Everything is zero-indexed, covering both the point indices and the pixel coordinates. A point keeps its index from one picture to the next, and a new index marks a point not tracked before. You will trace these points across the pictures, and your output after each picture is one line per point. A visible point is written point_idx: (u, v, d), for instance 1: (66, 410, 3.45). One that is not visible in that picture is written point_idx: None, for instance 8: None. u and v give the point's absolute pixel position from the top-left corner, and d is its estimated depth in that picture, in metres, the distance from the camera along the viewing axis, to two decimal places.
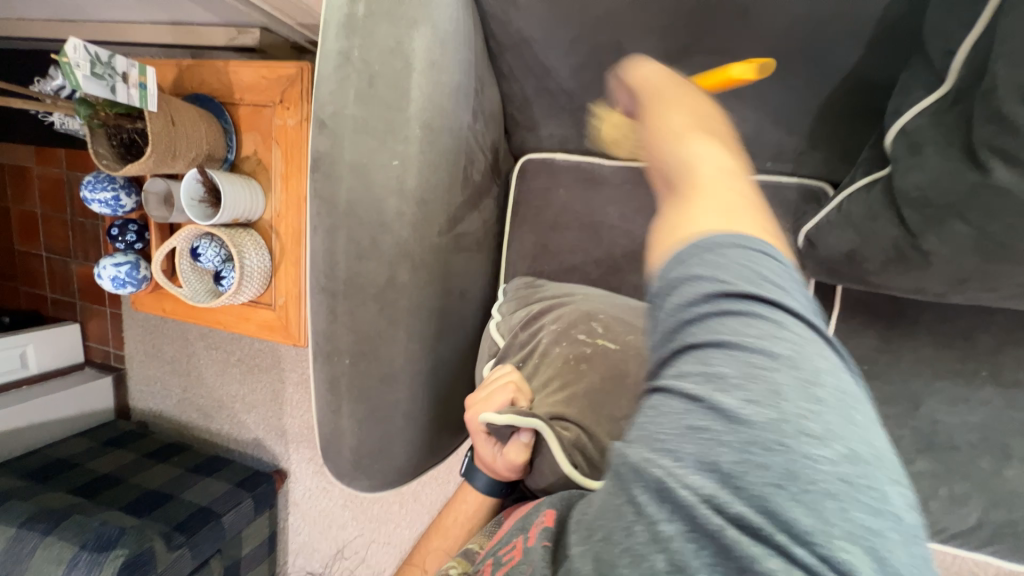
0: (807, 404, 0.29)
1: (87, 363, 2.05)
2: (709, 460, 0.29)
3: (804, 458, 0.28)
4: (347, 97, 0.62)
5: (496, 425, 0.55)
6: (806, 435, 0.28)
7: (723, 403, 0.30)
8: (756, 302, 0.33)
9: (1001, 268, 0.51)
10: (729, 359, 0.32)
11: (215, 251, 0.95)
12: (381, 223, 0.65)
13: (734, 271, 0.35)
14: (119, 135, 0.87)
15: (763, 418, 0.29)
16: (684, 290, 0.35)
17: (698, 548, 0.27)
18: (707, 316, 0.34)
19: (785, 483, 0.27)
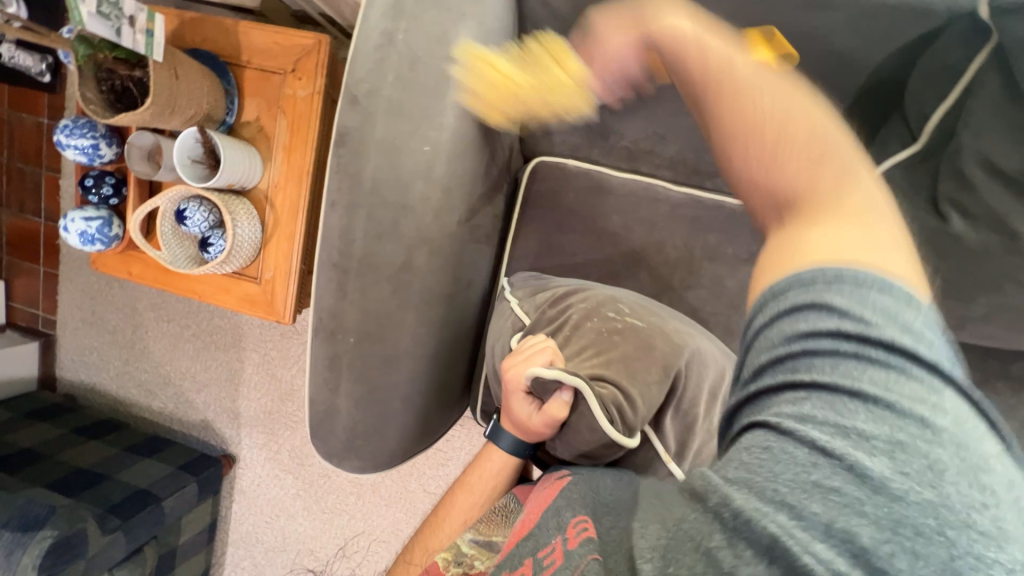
0: (944, 473, 0.30)
1: (9, 326, 1.84)
2: (811, 497, 0.31)
3: (928, 521, 0.29)
4: (385, 78, 0.63)
5: (540, 381, 0.63)
6: (934, 500, 0.30)
7: (842, 453, 0.32)
8: (890, 357, 0.34)
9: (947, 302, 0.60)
10: (858, 413, 0.33)
11: (203, 216, 0.91)
12: (404, 205, 0.66)
13: (865, 310, 0.35)
14: (110, 81, 0.80)
15: (885, 476, 0.31)
16: (800, 327, 0.36)
17: (772, 566, 0.30)
18: (830, 361, 0.35)
19: (895, 527, 0.29)
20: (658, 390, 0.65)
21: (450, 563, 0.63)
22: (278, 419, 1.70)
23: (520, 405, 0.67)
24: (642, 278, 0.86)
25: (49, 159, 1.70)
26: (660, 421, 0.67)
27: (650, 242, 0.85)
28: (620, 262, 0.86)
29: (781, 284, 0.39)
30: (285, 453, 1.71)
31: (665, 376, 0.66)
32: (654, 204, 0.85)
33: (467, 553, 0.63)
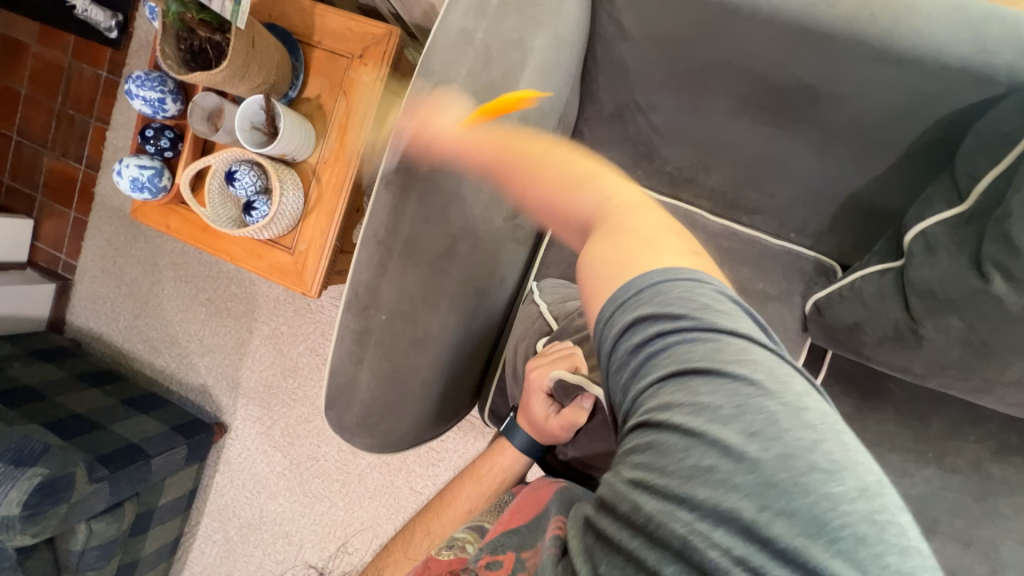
0: (781, 426, 0.35)
1: (29, 265, 1.86)
2: (696, 482, 0.35)
3: (784, 477, 0.33)
4: (458, 72, 0.66)
5: (563, 384, 0.65)
6: (784, 457, 0.33)
7: (700, 430, 0.35)
8: (711, 333, 0.39)
9: (977, 362, 0.61)
10: (702, 388, 0.37)
11: (252, 181, 0.94)
12: (457, 194, 0.68)
13: (683, 303, 0.41)
14: (189, 41, 0.85)
15: (740, 444, 0.34)
16: (640, 336, 0.41)
17: (688, 564, 0.33)
18: (670, 351, 0.39)
19: (765, 491, 0.33)
20: None
21: (444, 552, 0.61)
22: (276, 395, 1.69)
23: (537, 407, 0.69)
24: None
25: (100, 110, 1.75)
26: None
27: None
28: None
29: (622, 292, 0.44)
30: (277, 430, 1.70)
31: None
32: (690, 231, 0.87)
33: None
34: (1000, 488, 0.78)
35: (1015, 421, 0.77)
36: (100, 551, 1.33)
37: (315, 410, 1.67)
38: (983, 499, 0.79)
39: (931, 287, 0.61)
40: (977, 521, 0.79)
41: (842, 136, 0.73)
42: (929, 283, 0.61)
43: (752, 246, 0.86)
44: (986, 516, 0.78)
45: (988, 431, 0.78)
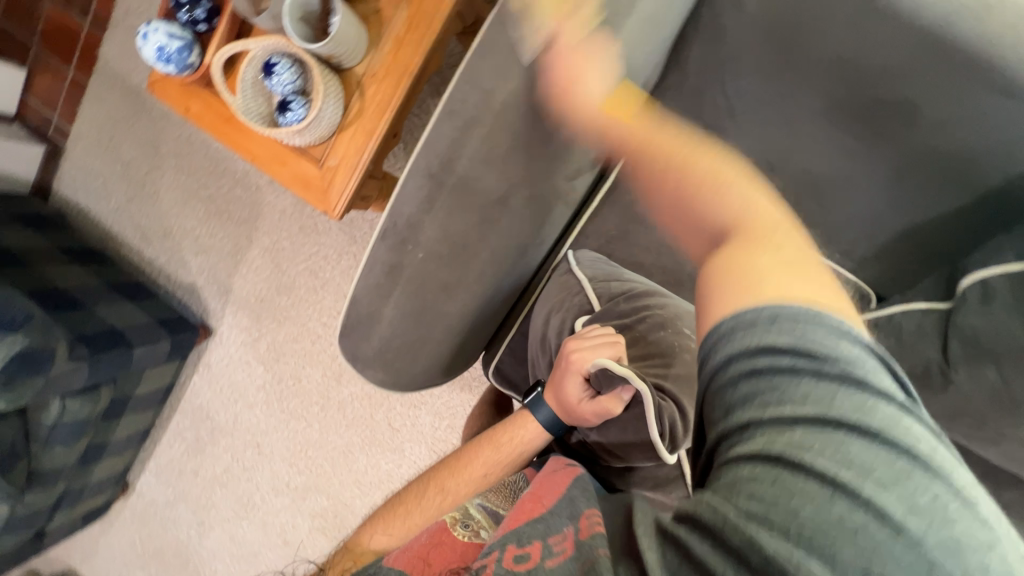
0: (919, 485, 0.35)
1: (16, 121, 1.71)
2: (827, 529, 0.34)
3: (919, 536, 0.34)
4: (554, 5, 0.59)
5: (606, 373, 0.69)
6: (916, 515, 0.34)
7: (834, 477, 0.35)
8: (848, 382, 0.39)
9: (997, 413, 0.62)
10: (837, 438, 0.37)
11: (290, 78, 0.86)
12: (525, 141, 0.64)
13: (816, 343, 0.40)
14: None
15: (877, 498, 0.35)
16: (763, 366, 0.40)
17: None
18: (798, 388, 0.39)
19: (900, 545, 0.33)
20: None
21: (456, 525, 0.64)
22: (267, 309, 1.66)
23: (572, 388, 0.73)
24: None
25: None
26: None
27: None
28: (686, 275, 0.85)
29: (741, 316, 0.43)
30: (263, 344, 1.68)
31: None
32: None
33: (473, 522, 0.65)
34: None
35: (995, 473, 0.81)
36: (71, 428, 1.32)
37: (305, 331, 1.64)
38: None
39: (979, 337, 0.61)
40: None
41: (923, 166, 0.70)
42: (979, 333, 0.61)
43: None
44: None
45: (968, 477, 0.82)
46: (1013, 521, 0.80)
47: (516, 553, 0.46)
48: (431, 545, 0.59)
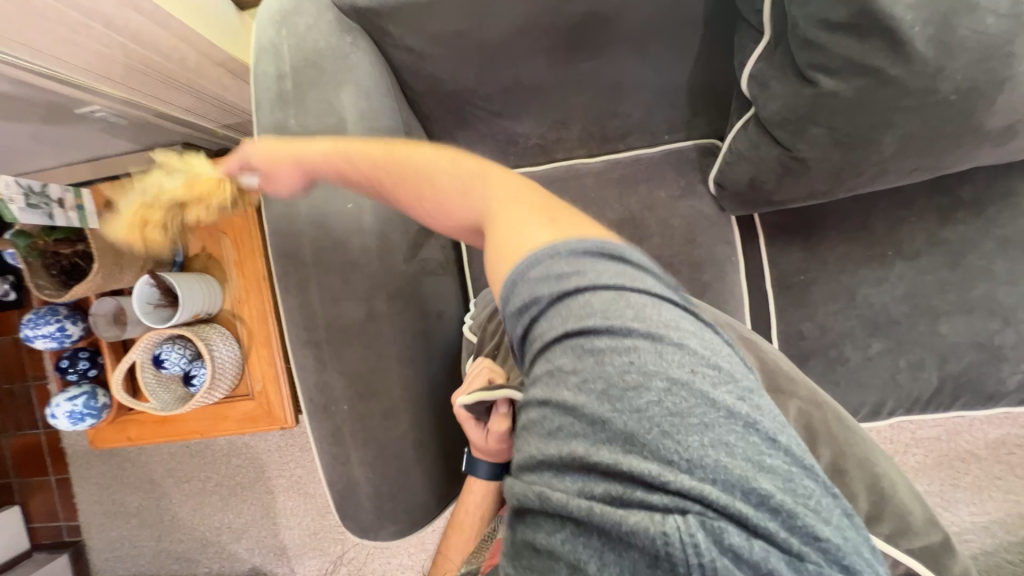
0: (668, 380, 0.37)
1: (35, 549, 1.76)
2: (588, 448, 0.37)
3: (670, 431, 0.36)
4: (292, 161, 0.68)
5: (473, 407, 0.62)
6: (669, 414, 0.36)
7: (597, 402, 0.37)
8: (611, 295, 0.41)
9: (859, 152, 0.63)
10: (606, 354, 0.39)
11: (180, 354, 0.92)
12: (349, 262, 0.69)
13: (584, 269, 0.43)
14: (58, 263, 0.85)
15: (635, 406, 0.37)
16: (550, 302, 0.42)
17: (591, 530, 0.35)
18: (571, 315, 0.41)
19: (654, 449, 0.35)
20: None
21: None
22: (324, 537, 1.62)
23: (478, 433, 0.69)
24: None
25: (33, 368, 1.71)
26: None
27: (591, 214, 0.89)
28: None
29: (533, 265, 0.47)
30: (343, 571, 1.62)
31: None
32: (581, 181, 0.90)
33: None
34: (964, 247, 0.79)
35: (939, 185, 0.79)
36: None
37: None
38: (958, 264, 0.80)
39: (784, 113, 0.64)
40: (964, 287, 0.80)
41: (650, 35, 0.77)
42: (780, 112, 0.64)
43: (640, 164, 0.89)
44: (967, 278, 0.80)
45: (924, 205, 0.80)
46: (988, 208, 0.79)
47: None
48: None
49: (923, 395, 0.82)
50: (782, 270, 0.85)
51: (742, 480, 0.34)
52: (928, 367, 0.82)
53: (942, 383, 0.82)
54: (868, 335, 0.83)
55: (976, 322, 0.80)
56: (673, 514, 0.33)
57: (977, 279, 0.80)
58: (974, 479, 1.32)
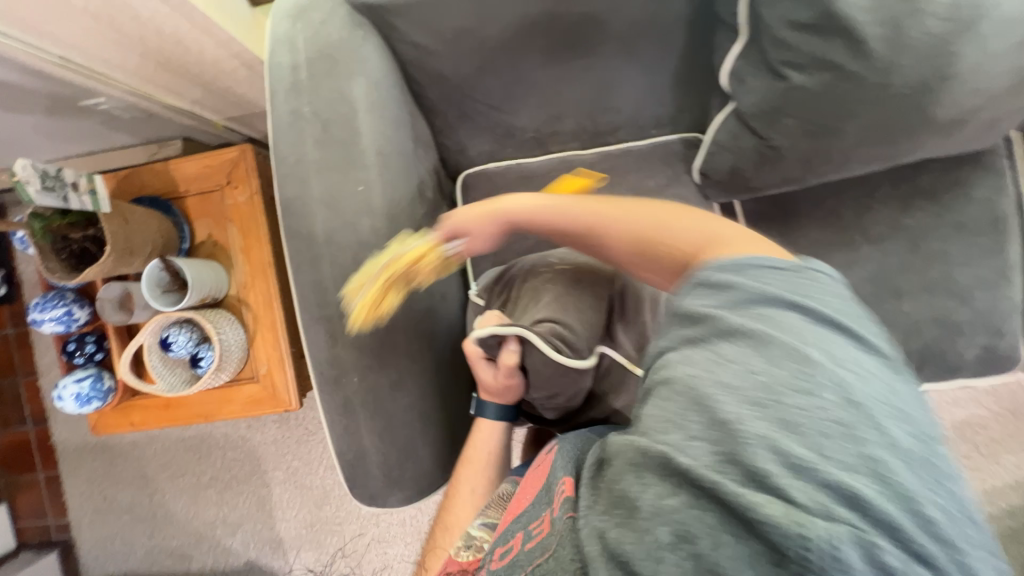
0: (841, 381, 0.41)
1: (21, 549, 1.73)
2: (727, 437, 0.40)
3: (819, 441, 0.38)
4: (305, 147, 0.72)
5: (484, 341, 0.71)
6: (834, 423, 0.39)
7: (760, 398, 0.40)
8: (838, 323, 0.46)
9: (824, 141, 0.70)
10: (799, 349, 0.43)
11: (187, 337, 0.95)
12: (359, 242, 0.73)
13: (781, 284, 0.48)
14: (68, 247, 0.87)
15: (787, 417, 0.39)
16: (745, 285, 0.48)
17: (715, 505, 0.38)
18: (750, 296, 0.47)
19: (822, 445, 0.38)
20: (596, 315, 0.74)
21: (462, 550, 0.68)
22: (321, 529, 1.64)
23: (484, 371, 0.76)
24: None
25: (24, 364, 1.70)
26: (613, 337, 0.77)
27: None
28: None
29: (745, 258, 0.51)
30: (340, 563, 1.63)
31: (598, 301, 0.75)
32: (574, 172, 0.96)
33: (477, 536, 0.69)
34: (923, 232, 0.87)
35: (900, 175, 0.87)
36: None
37: (365, 521, 1.62)
38: (919, 248, 0.88)
39: (760, 105, 0.71)
40: (925, 268, 0.88)
41: (638, 36, 0.84)
42: (755, 104, 0.71)
43: (629, 156, 0.95)
44: (926, 260, 0.87)
45: (887, 194, 0.88)
46: (943, 197, 0.87)
47: (500, 549, 0.56)
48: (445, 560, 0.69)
49: None
50: None
51: (902, 505, 0.37)
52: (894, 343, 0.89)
53: (907, 357, 0.89)
54: None
55: (935, 300, 0.88)
56: (841, 523, 0.35)
57: (936, 261, 0.88)
58: None
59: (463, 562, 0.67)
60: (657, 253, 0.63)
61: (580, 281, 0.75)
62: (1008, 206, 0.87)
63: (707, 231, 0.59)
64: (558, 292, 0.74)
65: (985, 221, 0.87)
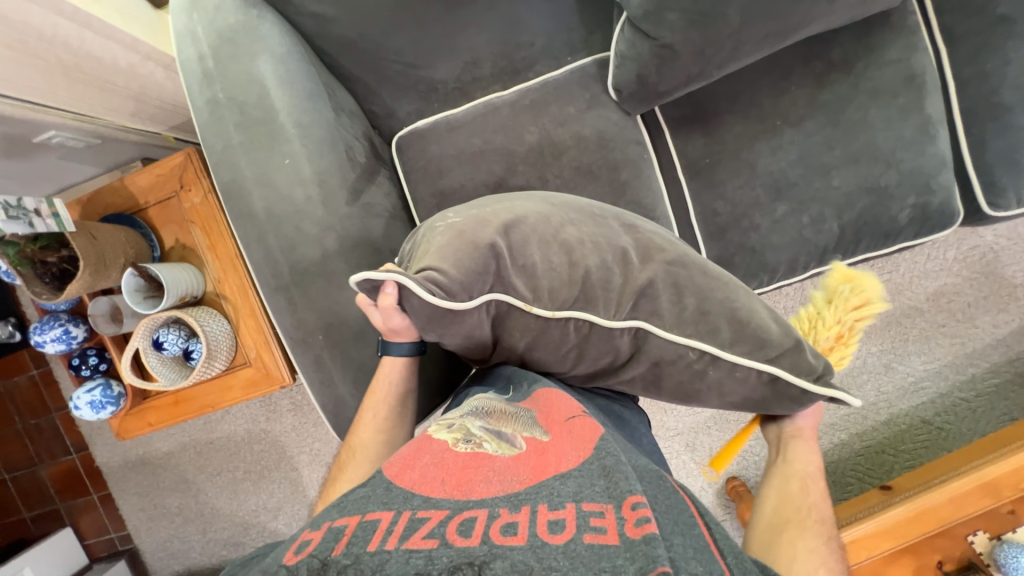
0: None
1: (93, 563, 1.90)
2: None
3: None
4: (229, 132, 0.77)
5: (365, 286, 0.68)
6: None
7: None
8: None
9: (709, 29, 0.73)
10: None
11: (176, 335, 1.02)
12: (297, 211, 0.79)
13: None
14: (48, 270, 0.94)
15: None
16: None
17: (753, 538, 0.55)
18: None
19: None
20: (481, 261, 0.69)
21: (460, 442, 0.60)
22: None
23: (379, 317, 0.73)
24: (527, 171, 0.97)
25: (55, 400, 1.83)
26: (508, 284, 0.71)
27: (513, 141, 0.97)
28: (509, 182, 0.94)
29: None
30: None
31: (485, 248, 0.70)
32: (499, 113, 0.98)
33: (478, 436, 0.60)
34: (842, 105, 0.89)
35: (810, 52, 0.89)
36: None
37: None
38: (840, 122, 0.90)
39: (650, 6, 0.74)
40: (848, 140, 0.90)
41: None
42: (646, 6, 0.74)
43: (549, 87, 0.97)
44: (848, 132, 0.89)
45: (801, 74, 0.89)
46: (856, 65, 0.88)
47: (549, 520, 0.47)
48: (439, 468, 0.55)
49: (828, 244, 0.93)
50: (690, 159, 0.95)
51: None
52: (829, 218, 0.92)
53: (843, 230, 0.92)
54: (772, 200, 0.93)
55: (863, 170, 0.90)
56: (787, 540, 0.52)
57: (858, 131, 0.89)
58: (921, 330, 1.46)
59: (460, 453, 0.57)
60: None
61: (463, 232, 0.71)
62: (923, 61, 0.88)
63: None
64: (445, 241, 0.71)
65: (902, 81, 0.88)
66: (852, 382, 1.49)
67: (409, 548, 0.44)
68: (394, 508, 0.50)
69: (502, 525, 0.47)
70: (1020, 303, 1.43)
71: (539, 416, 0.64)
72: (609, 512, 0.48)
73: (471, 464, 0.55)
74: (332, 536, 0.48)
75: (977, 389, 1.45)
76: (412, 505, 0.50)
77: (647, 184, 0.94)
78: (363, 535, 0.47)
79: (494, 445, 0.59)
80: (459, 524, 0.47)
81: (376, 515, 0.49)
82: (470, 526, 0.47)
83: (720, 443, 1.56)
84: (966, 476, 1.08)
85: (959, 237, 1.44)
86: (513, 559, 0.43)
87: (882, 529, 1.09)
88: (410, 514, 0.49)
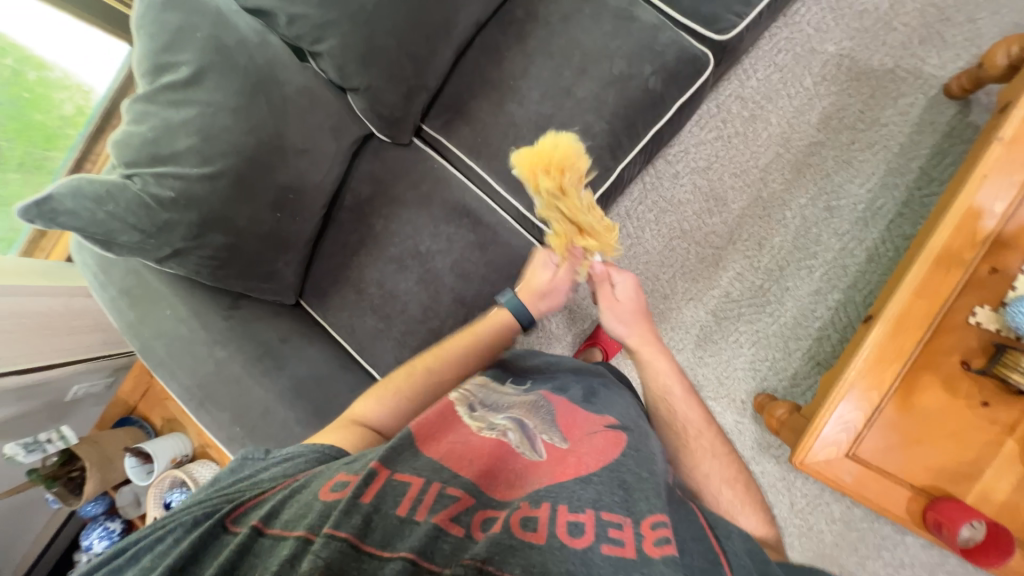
0: None
1: None
2: None
3: None
4: (124, 311, 1.02)
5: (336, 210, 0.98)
6: None
7: None
8: None
9: (385, 61, 0.92)
10: None
11: (177, 489, 1.20)
12: (187, 343, 1.00)
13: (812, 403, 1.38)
14: (75, 480, 1.19)
15: None
16: (707, 349, 1.49)
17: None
18: None
19: None
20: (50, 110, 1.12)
21: (484, 430, 0.76)
22: None
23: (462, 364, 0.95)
24: (356, 225, 1.14)
25: None
26: None
27: (333, 211, 1.15)
28: (306, 233, 1.03)
29: (917, 403, 0.97)
30: None
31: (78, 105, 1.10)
32: None
33: (501, 424, 0.77)
34: (549, 39, 1.03)
35: (503, 22, 1.05)
36: None
37: None
38: (556, 51, 1.02)
39: (342, 64, 0.91)
40: (571, 60, 1.01)
41: None
42: (340, 64, 0.92)
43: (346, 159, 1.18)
44: (567, 55, 1.01)
45: (508, 40, 1.05)
46: (540, 12, 1.03)
47: (570, 522, 0.59)
48: (489, 453, 0.71)
49: (611, 145, 1.01)
50: (467, 147, 1.09)
51: None
52: (597, 124, 1.01)
53: (615, 126, 1.01)
54: (543, 138, 1.03)
55: (597, 74, 1.00)
56: None
57: (575, 49, 1.01)
58: (835, 157, 1.39)
59: (487, 440, 0.73)
60: (920, 432, 0.97)
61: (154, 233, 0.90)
62: None
63: (894, 424, 0.98)
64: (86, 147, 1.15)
65: None
66: (806, 241, 1.41)
67: (436, 519, 0.58)
68: (423, 476, 0.66)
69: (522, 521, 0.59)
70: (911, 81, 1.33)
71: (560, 421, 0.79)
72: (627, 526, 0.59)
73: (495, 449, 0.72)
74: (385, 490, 0.62)
75: (936, 177, 1.32)
76: (442, 478, 0.66)
77: (447, 184, 1.10)
78: (362, 483, 0.62)
79: (514, 430, 0.76)
80: (480, 516, 0.61)
81: (405, 478, 0.65)
82: (487, 520, 0.60)
83: (724, 367, 1.47)
84: (898, 294, 0.96)
85: (808, 58, 1.39)
86: (536, 558, 0.55)
87: (871, 363, 0.97)
88: (439, 487, 0.64)
